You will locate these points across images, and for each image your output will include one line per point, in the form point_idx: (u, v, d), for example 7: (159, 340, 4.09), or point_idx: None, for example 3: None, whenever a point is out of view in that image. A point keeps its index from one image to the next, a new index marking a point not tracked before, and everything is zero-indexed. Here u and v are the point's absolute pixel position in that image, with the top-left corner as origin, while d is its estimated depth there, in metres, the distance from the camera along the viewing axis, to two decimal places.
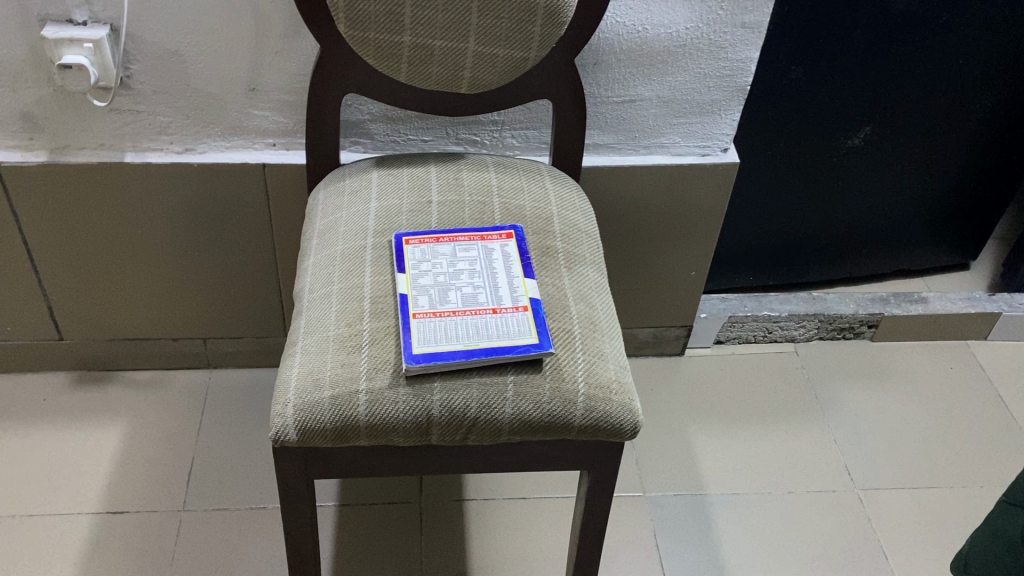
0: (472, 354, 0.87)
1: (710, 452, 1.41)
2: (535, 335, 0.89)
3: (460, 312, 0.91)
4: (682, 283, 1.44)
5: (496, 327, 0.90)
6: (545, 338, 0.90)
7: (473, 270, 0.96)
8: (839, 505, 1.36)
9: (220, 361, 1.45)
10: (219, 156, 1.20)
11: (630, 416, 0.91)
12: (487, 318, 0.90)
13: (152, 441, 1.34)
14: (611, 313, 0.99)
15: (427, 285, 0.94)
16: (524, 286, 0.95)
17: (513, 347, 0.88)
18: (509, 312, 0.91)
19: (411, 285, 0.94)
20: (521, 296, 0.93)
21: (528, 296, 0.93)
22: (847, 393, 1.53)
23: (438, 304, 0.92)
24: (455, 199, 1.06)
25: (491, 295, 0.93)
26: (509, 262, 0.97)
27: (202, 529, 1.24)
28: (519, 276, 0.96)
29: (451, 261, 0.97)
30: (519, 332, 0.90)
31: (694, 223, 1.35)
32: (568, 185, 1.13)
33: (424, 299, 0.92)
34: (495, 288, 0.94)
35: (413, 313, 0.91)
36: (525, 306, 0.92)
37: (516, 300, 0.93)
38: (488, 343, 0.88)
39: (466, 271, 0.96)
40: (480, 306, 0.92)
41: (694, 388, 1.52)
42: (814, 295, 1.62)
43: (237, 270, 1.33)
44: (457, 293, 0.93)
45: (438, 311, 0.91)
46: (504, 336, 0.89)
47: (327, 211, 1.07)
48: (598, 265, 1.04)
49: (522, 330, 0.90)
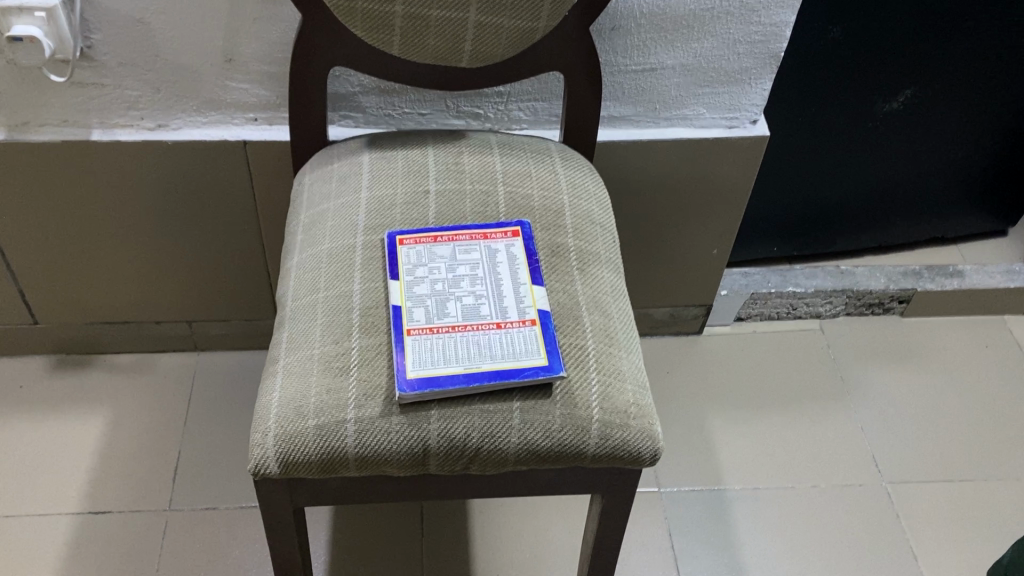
0: (471, 382, 0.77)
1: (730, 441, 1.33)
2: (544, 356, 0.80)
3: (460, 328, 0.81)
4: (703, 262, 1.33)
5: (501, 346, 0.80)
6: (555, 360, 0.80)
7: (475, 277, 0.86)
8: (864, 500, 1.28)
9: (207, 344, 1.36)
10: (195, 133, 1.09)
11: (650, 443, 0.82)
12: (490, 336, 0.80)
13: (137, 433, 1.26)
14: (628, 320, 0.89)
15: (422, 295, 0.84)
16: (532, 295, 0.84)
17: (519, 372, 0.78)
18: (515, 329, 0.81)
19: (405, 295, 0.84)
20: (529, 308, 0.83)
21: (537, 308, 0.83)
22: (875, 375, 1.44)
23: (435, 319, 0.82)
24: (455, 188, 0.95)
25: (495, 307, 0.83)
26: (515, 266, 0.87)
27: (190, 531, 1.17)
28: (527, 283, 0.85)
29: (449, 265, 0.86)
30: (527, 353, 0.80)
31: (718, 199, 1.24)
32: (581, 168, 1.01)
33: (420, 312, 0.82)
34: (500, 298, 0.84)
35: (407, 330, 0.81)
36: (534, 320, 0.82)
37: (522, 313, 0.83)
38: (491, 367, 0.78)
39: (467, 279, 0.85)
40: (482, 321, 0.82)
41: (713, 370, 1.42)
42: (843, 269, 1.51)
43: (222, 250, 1.23)
44: (456, 305, 0.83)
45: (435, 327, 0.81)
46: (509, 357, 0.79)
47: (314, 201, 0.97)
48: (613, 264, 0.93)
49: (529, 349, 0.80)
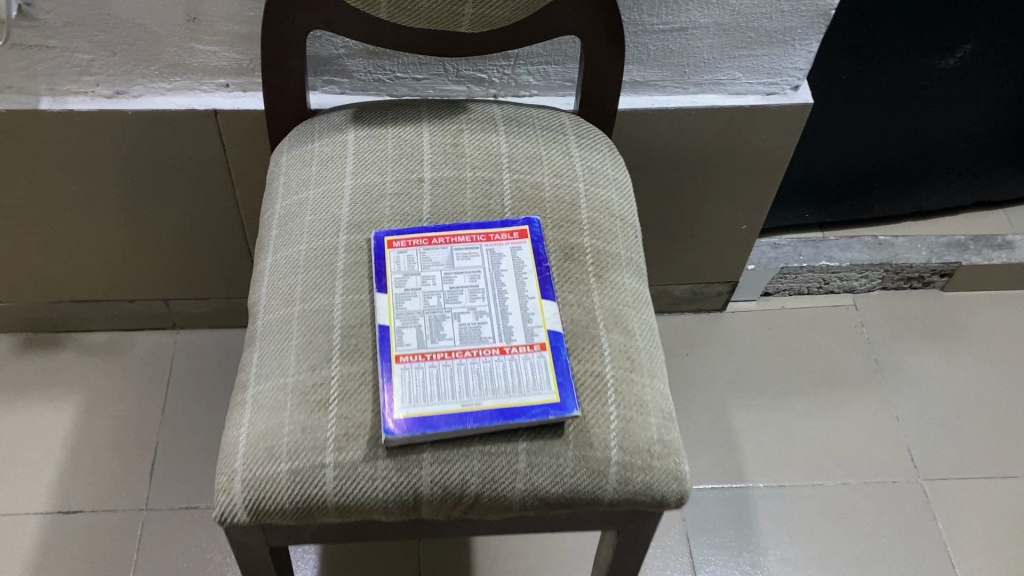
0: (468, 424, 0.66)
1: (754, 433, 1.23)
2: (554, 391, 0.68)
3: (457, 355, 0.69)
4: (730, 237, 1.21)
5: (504, 379, 0.68)
6: (567, 395, 0.68)
7: (476, 289, 0.73)
8: (898, 498, 1.18)
9: (187, 322, 1.26)
10: (158, 101, 0.96)
11: (676, 486, 0.71)
12: (492, 365, 0.69)
13: (111, 422, 1.17)
14: (652, 337, 0.77)
15: (414, 312, 0.72)
16: (541, 312, 0.72)
17: (524, 411, 0.67)
18: (521, 356, 0.70)
19: (393, 313, 0.72)
20: (538, 329, 0.71)
21: (547, 329, 0.71)
22: (912, 358, 1.33)
23: (428, 343, 0.70)
24: (453, 175, 0.82)
25: (498, 328, 0.71)
26: (521, 275, 0.75)
27: (169, 533, 1.08)
28: (536, 297, 0.73)
29: (446, 275, 0.74)
30: (534, 387, 0.68)
31: (750, 172, 1.11)
32: (598, 149, 0.88)
33: (411, 333, 0.71)
34: (504, 317, 0.72)
35: (395, 357, 0.69)
36: (543, 345, 0.70)
37: (530, 335, 0.71)
38: (493, 405, 0.67)
39: (466, 291, 0.73)
40: (483, 345, 0.70)
41: (736, 352, 1.32)
42: (881, 239, 1.38)
43: (197, 226, 1.11)
44: (453, 324, 0.71)
45: (428, 352, 0.70)
46: (514, 392, 0.68)
47: (291, 188, 0.84)
48: (635, 266, 0.81)
49: (537, 382, 0.68)
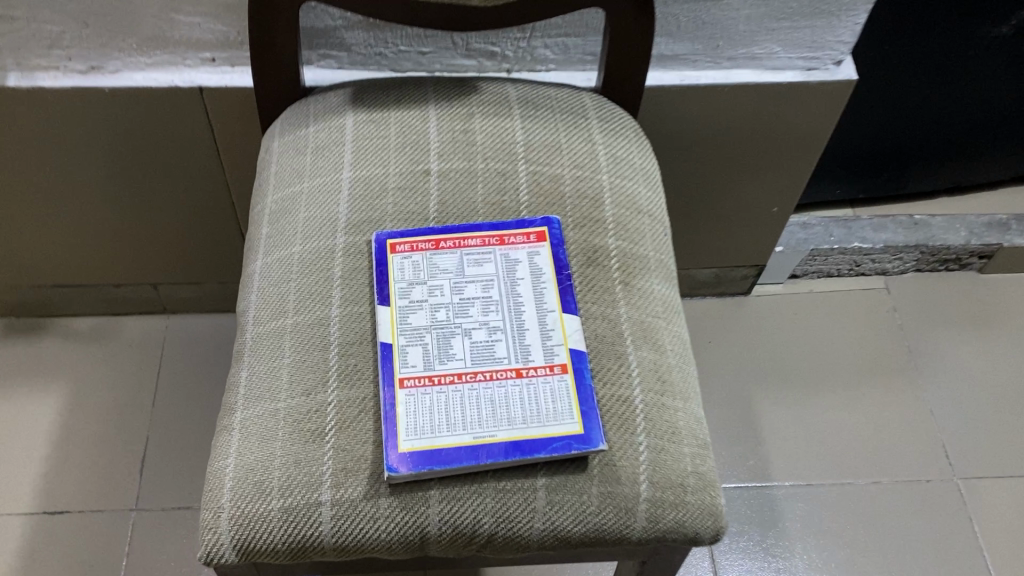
0: (480, 460, 0.59)
1: (779, 428, 1.16)
2: (577, 420, 0.61)
3: (468, 379, 0.62)
4: (759, 219, 1.12)
5: (521, 407, 0.61)
6: (591, 425, 0.61)
7: (488, 301, 0.66)
8: (932, 498, 1.11)
9: (178, 306, 1.19)
10: (138, 77, 0.87)
11: (711, 522, 0.64)
12: (507, 391, 0.61)
13: (98, 415, 1.10)
14: (684, 352, 0.69)
15: (420, 328, 0.64)
16: (562, 329, 0.65)
17: (544, 444, 0.60)
18: (540, 380, 0.62)
19: (397, 329, 0.64)
20: (558, 348, 0.64)
21: (568, 348, 0.64)
22: (948, 346, 1.25)
23: (435, 364, 0.63)
24: (463, 167, 0.74)
25: (515, 347, 0.63)
26: (540, 284, 0.67)
27: (159, 535, 1.02)
28: (556, 311, 0.65)
29: (455, 285, 0.66)
30: (555, 417, 0.61)
31: (784, 152, 1.02)
32: (623, 134, 0.80)
33: (416, 353, 0.63)
34: (520, 334, 0.64)
35: (399, 381, 0.62)
36: (564, 367, 0.63)
37: (549, 355, 0.63)
38: (508, 437, 0.60)
39: (478, 304, 0.65)
40: (497, 367, 0.62)
41: (760, 340, 1.25)
42: (917, 219, 1.29)
43: (185, 209, 1.03)
44: (464, 342, 0.64)
45: (435, 376, 0.62)
46: (531, 423, 0.60)
47: (284, 180, 0.76)
48: (665, 269, 0.73)
49: (558, 411, 0.61)
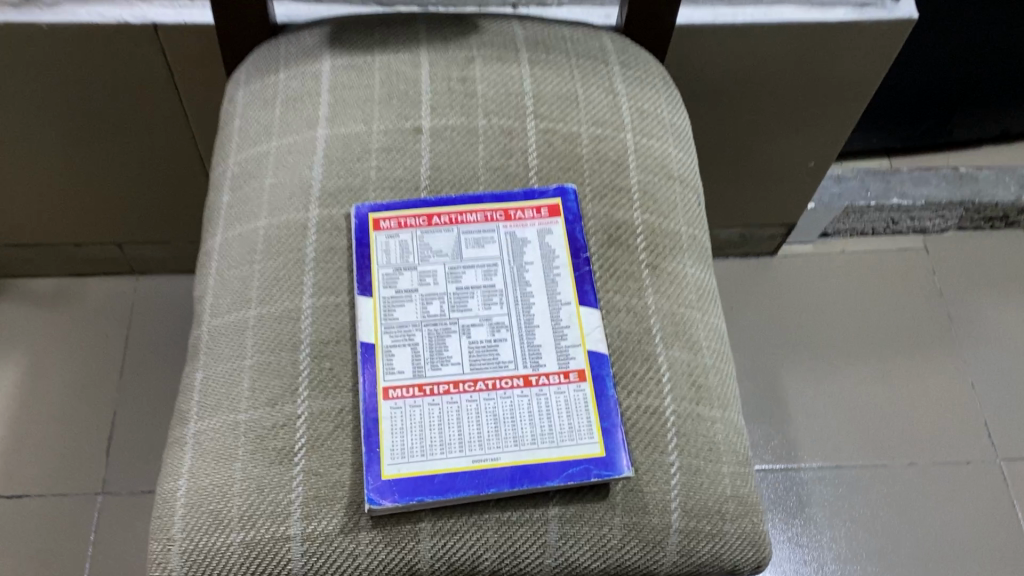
0: (480, 490, 0.48)
1: (805, 404, 1.06)
2: (597, 440, 0.50)
3: (466, 388, 0.51)
4: (792, 174, 1.01)
5: (530, 423, 0.50)
6: (614, 446, 0.50)
7: (491, 290, 0.55)
8: (973, 482, 1.01)
9: (146, 266, 1.08)
10: (80, 12, 0.74)
11: (753, 552, 0.54)
12: (513, 404, 0.51)
13: (60, 389, 1.00)
14: (722, 350, 0.59)
15: (408, 325, 0.53)
16: (578, 326, 0.54)
17: (557, 470, 0.49)
18: (553, 391, 0.52)
19: (380, 326, 0.53)
20: (574, 350, 0.53)
21: (586, 351, 0.53)
22: (992, 312, 1.14)
23: (426, 371, 0.52)
24: (461, 123, 0.62)
25: (522, 348, 0.53)
26: (552, 270, 0.56)
27: (127, 521, 0.93)
28: (571, 304, 0.55)
29: (450, 271, 0.55)
30: (571, 436, 0.50)
31: (826, 102, 0.90)
32: (650, 84, 0.67)
33: (403, 356, 0.52)
34: (529, 333, 0.53)
35: (382, 391, 0.51)
36: (582, 373, 0.52)
37: (564, 359, 0.53)
38: (514, 461, 0.49)
39: (478, 295, 0.55)
40: (500, 374, 0.52)
41: (787, 305, 1.14)
42: (962, 172, 1.17)
43: (147, 163, 0.91)
44: (461, 343, 0.53)
45: (426, 385, 0.51)
46: (543, 443, 0.50)
47: (249, 138, 0.64)
48: (698, 248, 0.62)
49: (574, 429, 0.50)
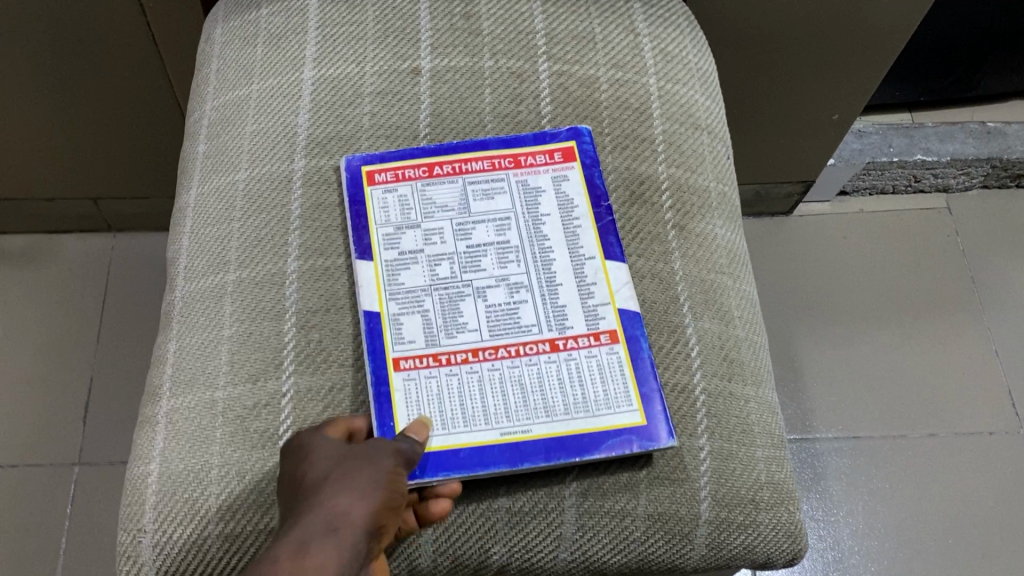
0: (514, 465, 0.43)
1: (821, 372, 1.01)
2: (638, 408, 0.44)
3: (487, 357, 0.45)
4: (813, 127, 0.94)
5: (561, 392, 0.45)
6: (656, 413, 0.45)
7: (505, 247, 0.49)
8: (997, 452, 0.95)
9: (123, 224, 1.01)
10: None
11: (787, 544, 0.48)
12: (539, 372, 0.45)
13: (33, 353, 0.94)
14: (754, 320, 0.53)
15: (417, 289, 0.47)
16: (606, 283, 0.48)
17: (598, 442, 0.44)
18: (583, 356, 0.46)
19: (385, 293, 0.47)
20: (603, 310, 0.47)
21: (616, 310, 0.47)
22: (1018, 274, 1.08)
23: (440, 339, 0.46)
24: (465, 65, 0.56)
25: (545, 311, 0.47)
26: (573, 224, 0.50)
27: (104, 494, 0.87)
28: (596, 258, 0.49)
29: (459, 227, 0.49)
30: (607, 404, 0.45)
31: (855, 49, 0.83)
32: (675, 23, 0.61)
33: (412, 325, 0.46)
34: (551, 292, 0.47)
35: (393, 362, 0.45)
36: (614, 335, 0.46)
37: (593, 320, 0.47)
38: (547, 433, 0.44)
39: (492, 253, 0.48)
40: (524, 339, 0.46)
41: (802, 268, 1.08)
42: (990, 126, 1.11)
43: (119, 111, 0.84)
44: (476, 306, 0.47)
45: (439, 355, 0.45)
46: (577, 413, 0.44)
47: (227, 80, 0.57)
48: (728, 206, 0.56)
49: (610, 397, 0.45)
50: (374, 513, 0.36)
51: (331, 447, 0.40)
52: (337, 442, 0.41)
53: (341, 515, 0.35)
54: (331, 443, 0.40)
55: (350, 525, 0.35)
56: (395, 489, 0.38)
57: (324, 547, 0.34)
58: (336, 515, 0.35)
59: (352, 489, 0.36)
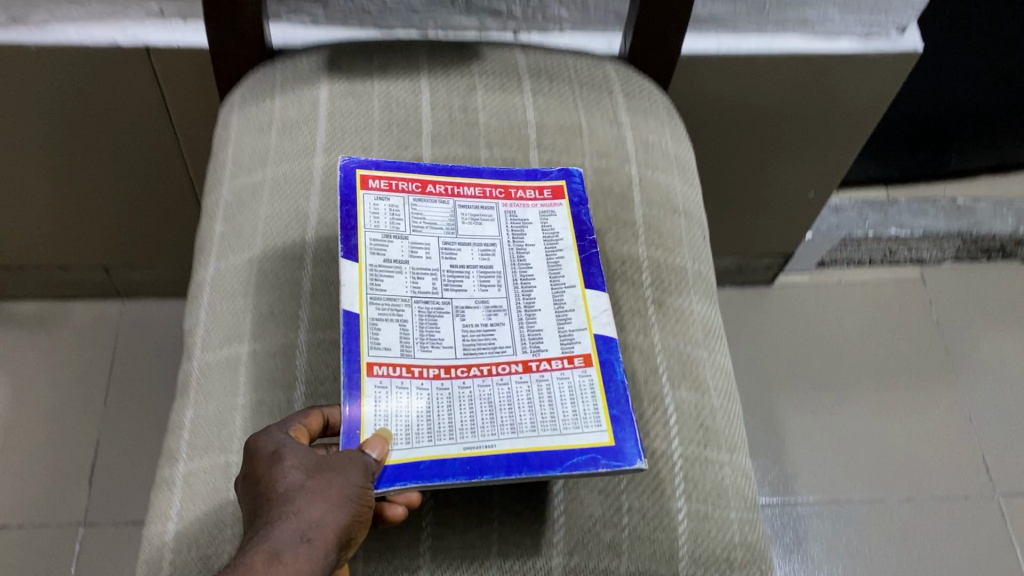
0: (472, 476, 0.44)
1: (803, 436, 1.05)
2: (606, 429, 0.46)
3: (459, 374, 0.48)
4: (792, 202, 0.99)
5: (529, 411, 0.47)
6: (623, 436, 0.46)
7: (487, 272, 0.53)
8: (971, 516, 0.99)
9: (132, 290, 1.05)
10: (70, 32, 0.72)
11: None
12: (512, 390, 0.48)
13: (42, 414, 0.97)
14: (730, 392, 0.57)
15: (398, 299, 0.50)
16: (584, 309, 0.52)
17: (559, 460, 0.45)
18: (555, 376, 0.48)
19: (365, 297, 0.49)
20: (579, 334, 0.50)
21: (592, 335, 0.50)
22: (988, 343, 1.13)
23: (415, 351, 0.48)
24: (463, 154, 0.61)
25: (520, 334, 0.50)
26: (554, 253, 0.54)
27: (107, 554, 0.90)
28: (576, 287, 0.53)
29: (445, 246, 0.53)
30: (575, 424, 0.47)
31: (829, 134, 0.89)
32: (656, 116, 0.66)
33: (389, 334, 0.49)
34: (530, 316, 0.51)
35: (367, 367, 0.47)
36: (587, 358, 0.49)
37: (568, 344, 0.50)
38: (510, 449, 0.45)
39: (474, 275, 0.52)
40: (501, 359, 0.49)
41: (784, 335, 1.13)
42: (959, 204, 1.22)
43: (137, 185, 0.89)
44: (454, 324, 0.50)
45: (414, 368, 0.48)
46: (544, 431, 0.46)
47: (243, 165, 0.62)
48: (705, 284, 0.61)
49: (580, 417, 0.47)
50: (344, 524, 0.39)
51: (301, 446, 0.42)
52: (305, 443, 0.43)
53: (314, 526, 0.38)
54: (301, 444, 0.42)
55: (321, 536, 0.38)
56: (366, 497, 0.41)
57: (297, 558, 0.37)
58: (309, 526, 0.38)
59: (327, 501, 0.39)
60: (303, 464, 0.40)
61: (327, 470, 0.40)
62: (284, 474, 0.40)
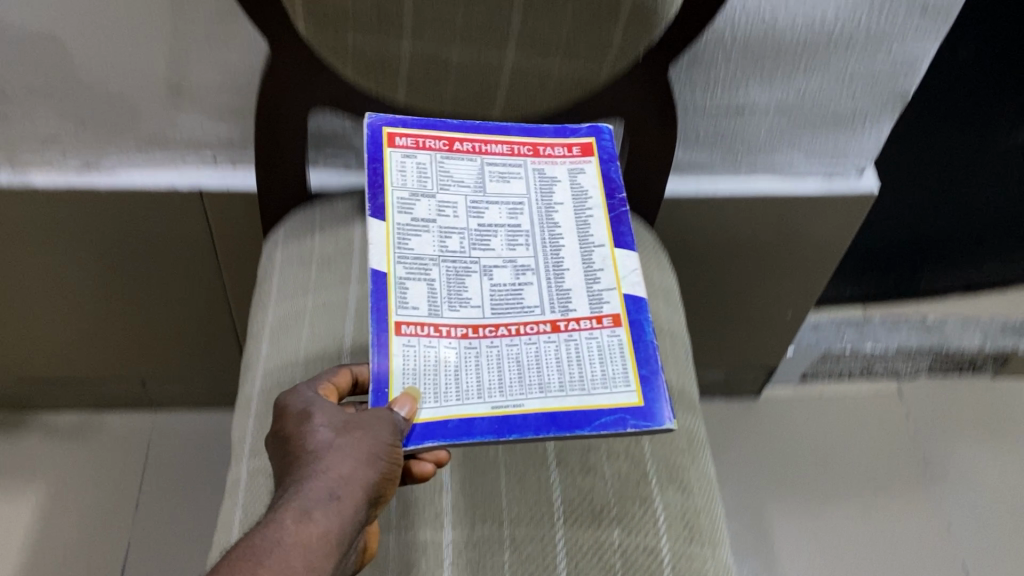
0: (501, 434, 0.52)
1: (791, 541, 1.11)
2: (635, 390, 0.55)
3: (488, 333, 0.57)
4: (773, 321, 1.09)
5: (559, 372, 0.55)
6: (649, 397, 0.54)
7: (516, 230, 0.62)
8: None
9: (164, 401, 1.13)
10: (135, 176, 0.83)
11: None
12: (541, 349, 0.56)
13: (78, 519, 1.04)
14: (713, 493, 0.65)
15: (424, 259, 0.59)
16: (614, 269, 0.61)
17: (588, 420, 0.53)
18: (585, 335, 0.57)
19: (393, 257, 0.59)
20: (608, 295, 0.59)
21: (623, 294, 0.59)
22: (961, 452, 1.20)
23: (442, 311, 0.57)
24: None
25: (547, 296, 0.59)
26: (584, 214, 0.64)
27: None
28: (606, 246, 0.62)
29: (472, 205, 0.63)
30: (605, 385, 0.55)
31: (802, 262, 0.99)
32: (644, 250, 0.77)
33: (415, 295, 0.57)
34: (558, 277, 0.60)
35: (395, 327, 0.56)
36: (617, 319, 0.58)
37: (598, 304, 0.59)
38: (541, 408, 0.54)
39: (502, 234, 0.62)
40: (533, 318, 0.58)
41: (770, 444, 1.20)
42: (930, 321, 1.31)
43: (180, 308, 0.98)
44: (482, 283, 0.59)
45: (437, 325, 0.56)
46: (573, 390, 0.54)
47: (286, 292, 0.72)
48: (689, 398, 0.69)
49: (610, 376, 0.55)
50: (371, 480, 0.47)
51: (330, 408, 0.50)
52: (334, 405, 0.51)
53: (343, 484, 0.45)
54: (330, 407, 0.50)
55: (347, 493, 0.45)
56: (394, 455, 0.49)
57: (327, 512, 0.44)
58: (339, 484, 0.45)
59: (355, 459, 0.47)
60: (332, 426, 0.48)
61: (356, 431, 0.48)
62: (315, 435, 0.48)
